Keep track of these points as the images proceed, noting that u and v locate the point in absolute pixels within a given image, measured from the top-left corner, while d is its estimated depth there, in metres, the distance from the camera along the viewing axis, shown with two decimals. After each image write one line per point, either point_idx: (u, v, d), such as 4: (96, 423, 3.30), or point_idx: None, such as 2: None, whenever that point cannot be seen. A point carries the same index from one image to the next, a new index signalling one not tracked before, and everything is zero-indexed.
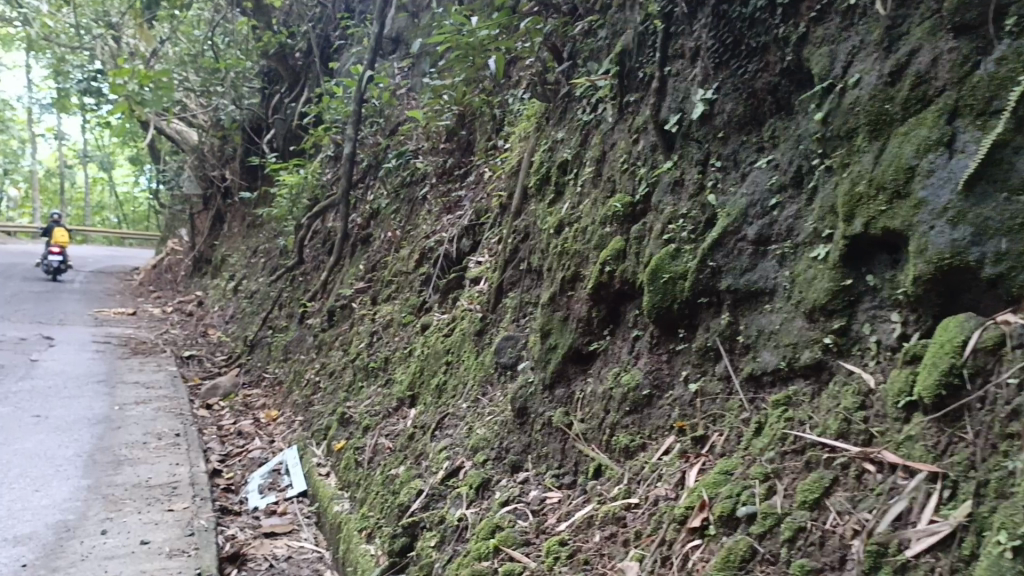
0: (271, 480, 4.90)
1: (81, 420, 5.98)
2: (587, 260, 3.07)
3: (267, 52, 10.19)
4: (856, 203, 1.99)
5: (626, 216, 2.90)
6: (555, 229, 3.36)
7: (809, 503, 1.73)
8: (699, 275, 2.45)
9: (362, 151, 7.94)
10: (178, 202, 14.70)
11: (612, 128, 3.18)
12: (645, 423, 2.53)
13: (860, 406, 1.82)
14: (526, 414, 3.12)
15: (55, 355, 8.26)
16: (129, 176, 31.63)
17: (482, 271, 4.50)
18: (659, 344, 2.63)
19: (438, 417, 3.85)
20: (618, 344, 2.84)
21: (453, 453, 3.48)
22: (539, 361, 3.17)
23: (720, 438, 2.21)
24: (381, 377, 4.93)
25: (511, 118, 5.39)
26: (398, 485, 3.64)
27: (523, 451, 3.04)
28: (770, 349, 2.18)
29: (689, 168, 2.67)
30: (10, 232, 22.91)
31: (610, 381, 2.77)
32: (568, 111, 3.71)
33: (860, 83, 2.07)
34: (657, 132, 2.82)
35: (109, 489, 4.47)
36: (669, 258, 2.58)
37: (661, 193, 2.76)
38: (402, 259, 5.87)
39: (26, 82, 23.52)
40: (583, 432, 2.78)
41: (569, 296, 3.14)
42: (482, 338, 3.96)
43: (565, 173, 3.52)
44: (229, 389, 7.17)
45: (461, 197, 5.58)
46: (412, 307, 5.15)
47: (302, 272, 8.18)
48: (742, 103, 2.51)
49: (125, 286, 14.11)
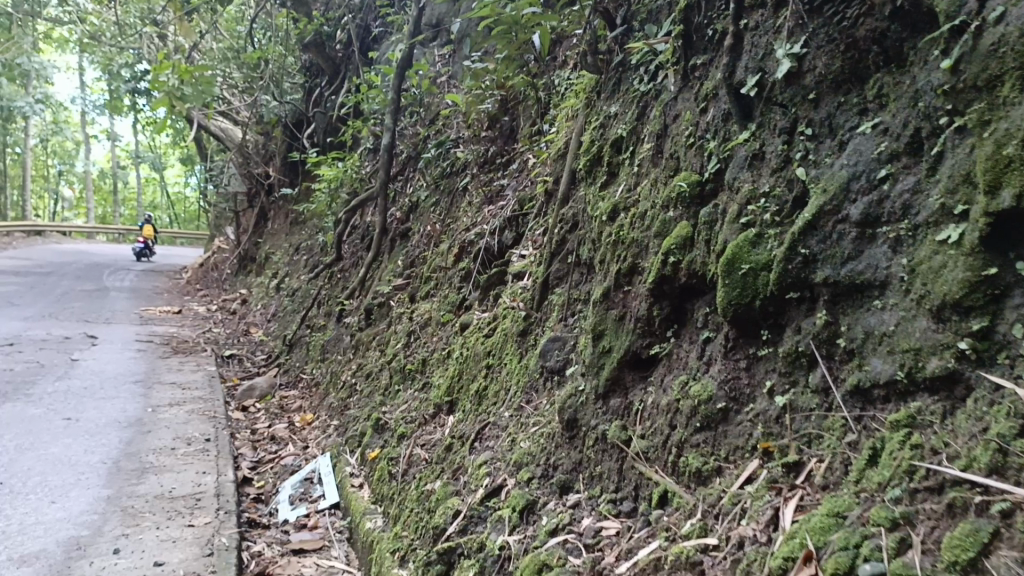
0: (302, 490, 4.57)
1: (111, 423, 5.72)
2: (646, 250, 2.66)
3: (304, 41, 9.79)
4: (1003, 169, 1.58)
5: (693, 198, 2.48)
6: (608, 215, 2.95)
7: (962, 565, 1.31)
8: (788, 265, 2.02)
9: (401, 143, 7.56)
10: (220, 200, 14.54)
11: (675, 97, 2.75)
12: (721, 443, 2.13)
13: (1019, 433, 1.40)
14: (577, 427, 2.73)
15: (96, 354, 8.07)
16: (181, 176, 31.92)
17: (527, 265, 4.10)
18: (735, 348, 2.21)
19: (479, 426, 3.48)
20: (684, 347, 2.43)
21: (494, 469, 3.09)
22: (591, 367, 2.77)
23: (822, 465, 1.80)
24: (418, 381, 4.57)
25: (557, 100, 4.97)
26: (434, 503, 3.27)
27: (574, 469, 2.66)
28: (884, 356, 1.77)
29: (771, 139, 2.24)
30: (65, 233, 23.16)
31: (676, 391, 2.36)
32: (622, 81, 3.27)
33: (1005, 18, 1.66)
34: (731, 97, 2.38)
35: (128, 501, 4.18)
36: (749, 245, 2.15)
37: (735, 169, 2.33)
38: (441, 254, 5.50)
39: (80, 85, 23.80)
40: (644, 450, 2.38)
41: (625, 293, 2.72)
42: (526, 339, 3.57)
43: (619, 152, 3.09)
44: (266, 390, 6.88)
45: (504, 186, 5.19)
46: (451, 305, 4.77)
47: (340, 269, 7.85)
48: (839, 57, 2.08)
49: (172, 284, 14.04)
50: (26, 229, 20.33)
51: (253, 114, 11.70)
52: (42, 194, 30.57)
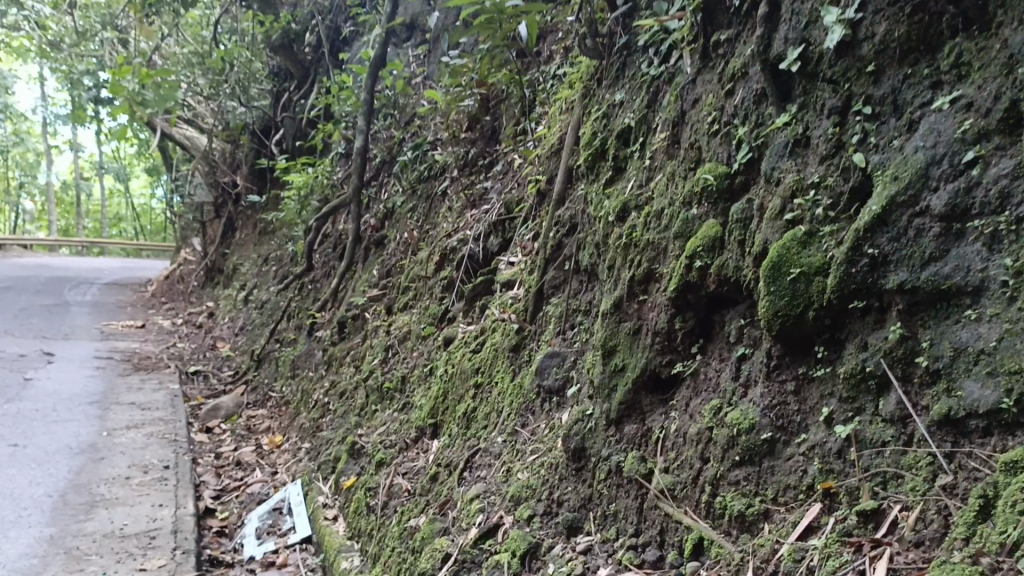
0: (271, 521, 4.18)
1: (62, 450, 5.27)
2: (665, 253, 2.32)
3: (271, 43, 9.36)
4: None
5: (721, 193, 2.15)
6: (617, 214, 2.61)
7: None
8: (850, 269, 1.69)
9: (375, 147, 7.19)
10: (187, 211, 14.01)
11: (693, 79, 2.42)
12: (767, 481, 1.79)
13: None
14: (585, 458, 2.39)
15: (51, 372, 7.57)
16: (146, 186, 31.11)
17: (516, 273, 3.76)
18: (781, 368, 1.87)
19: (468, 453, 3.12)
20: (713, 366, 2.10)
21: (487, 503, 2.73)
22: (600, 389, 2.43)
23: (910, 514, 1.48)
24: (398, 401, 4.20)
25: (544, 97, 4.64)
26: (418, 542, 2.90)
27: (583, 507, 2.32)
28: (981, 378, 1.46)
29: (818, 120, 1.92)
30: (28, 247, 22.36)
31: (706, 418, 2.02)
32: (627, 66, 2.94)
33: None
34: (769, 74, 2.05)
35: (73, 541, 3.76)
36: (798, 246, 1.81)
37: (773, 158, 2.00)
38: (420, 262, 5.13)
39: (42, 95, 23.09)
40: (669, 487, 2.04)
41: (640, 303, 2.37)
42: (519, 355, 3.22)
43: (626, 144, 2.76)
44: (232, 409, 6.45)
45: (487, 189, 4.83)
46: (432, 318, 4.40)
47: (311, 279, 7.44)
48: (903, 23, 1.78)
49: (137, 298, 13.48)
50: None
51: (219, 120, 11.23)
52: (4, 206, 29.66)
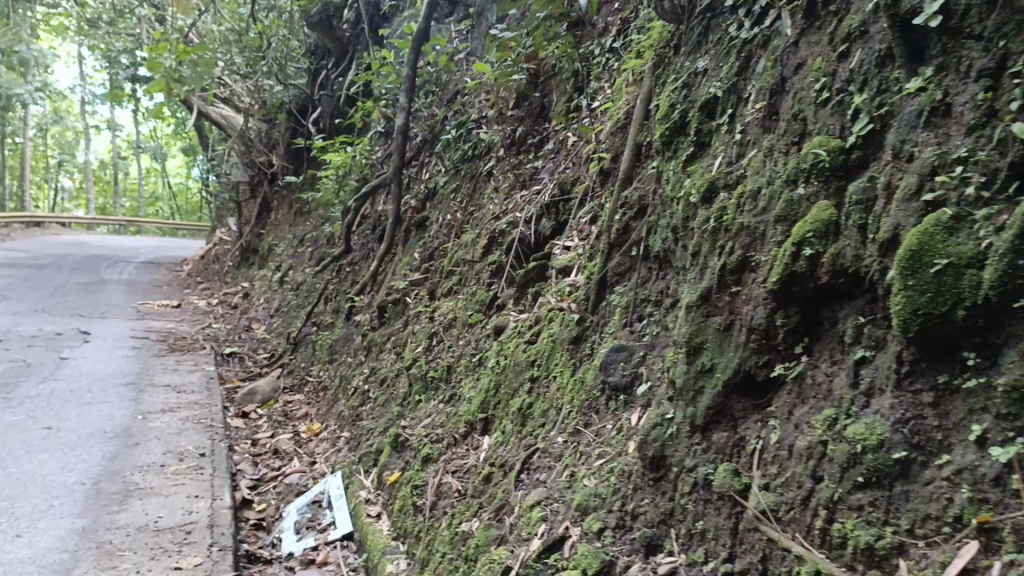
0: (310, 516, 3.98)
1: (95, 433, 5.11)
2: (763, 239, 2.04)
3: (309, 19, 9.12)
4: None
5: (834, 171, 1.87)
6: (702, 195, 2.34)
7: None
8: (1017, 260, 1.41)
9: (415, 125, 6.93)
10: (222, 190, 13.87)
11: (796, 42, 2.15)
12: (901, 511, 1.52)
13: None
14: (664, 467, 2.14)
15: (86, 352, 7.45)
16: (183, 166, 31.15)
17: (574, 258, 3.50)
18: (915, 374, 1.59)
19: (524, 453, 2.87)
20: (823, 370, 1.83)
21: (549, 511, 2.47)
22: (683, 392, 2.17)
23: None
24: (443, 392, 3.96)
25: (600, 71, 4.36)
26: (473, 550, 2.66)
27: (664, 523, 2.06)
28: None
29: (962, 84, 1.63)
30: (66, 224, 22.45)
31: (818, 430, 1.75)
32: (711, 30, 2.67)
33: None
34: (901, 33, 1.77)
35: (105, 534, 3.58)
36: (944, 233, 1.54)
37: (902, 129, 1.73)
38: (465, 245, 4.89)
39: (80, 74, 23.10)
40: (772, 509, 1.78)
41: (732, 295, 2.11)
42: (579, 348, 2.96)
43: (710, 117, 2.49)
44: (269, 393, 6.27)
45: (538, 168, 4.56)
46: (479, 304, 4.16)
47: (349, 262, 7.22)
48: None
49: (172, 276, 13.39)
50: (27, 220, 19.57)
51: (256, 99, 11.04)
52: (43, 185, 29.85)
